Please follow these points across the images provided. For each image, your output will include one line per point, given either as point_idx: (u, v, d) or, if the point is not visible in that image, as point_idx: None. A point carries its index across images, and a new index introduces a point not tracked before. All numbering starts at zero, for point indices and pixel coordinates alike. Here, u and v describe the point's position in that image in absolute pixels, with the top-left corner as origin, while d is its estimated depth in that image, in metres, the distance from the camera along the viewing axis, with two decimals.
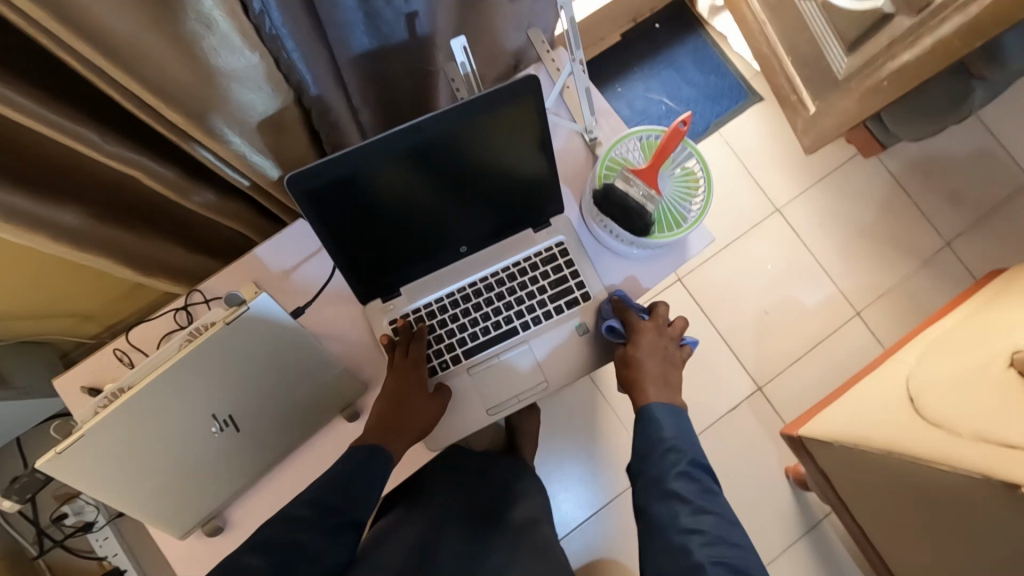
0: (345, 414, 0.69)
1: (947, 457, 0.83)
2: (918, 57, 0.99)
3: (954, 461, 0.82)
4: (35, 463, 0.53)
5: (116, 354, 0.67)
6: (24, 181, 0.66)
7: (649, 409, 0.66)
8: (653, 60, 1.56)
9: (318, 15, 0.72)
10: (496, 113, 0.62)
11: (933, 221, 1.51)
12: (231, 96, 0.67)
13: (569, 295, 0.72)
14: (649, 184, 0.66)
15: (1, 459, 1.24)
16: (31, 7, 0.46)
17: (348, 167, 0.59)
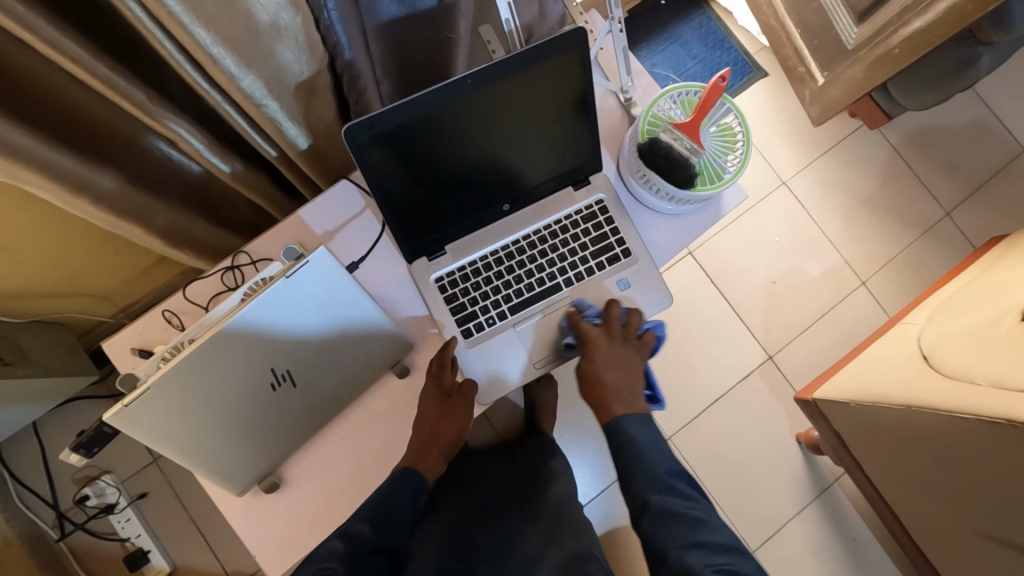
0: (395, 370, 0.71)
1: (968, 405, 0.86)
2: (930, 22, 1.01)
3: (975, 408, 0.85)
4: (103, 416, 0.53)
5: (165, 315, 0.67)
6: (68, 144, 0.65)
7: (617, 423, 0.69)
8: (659, 37, 1.58)
9: None
10: (543, 65, 0.62)
11: (934, 191, 1.55)
12: (272, 57, 0.67)
13: (610, 252, 0.74)
14: (692, 139, 0.68)
15: (19, 444, 1.23)
16: None
17: (410, 112, 0.60)
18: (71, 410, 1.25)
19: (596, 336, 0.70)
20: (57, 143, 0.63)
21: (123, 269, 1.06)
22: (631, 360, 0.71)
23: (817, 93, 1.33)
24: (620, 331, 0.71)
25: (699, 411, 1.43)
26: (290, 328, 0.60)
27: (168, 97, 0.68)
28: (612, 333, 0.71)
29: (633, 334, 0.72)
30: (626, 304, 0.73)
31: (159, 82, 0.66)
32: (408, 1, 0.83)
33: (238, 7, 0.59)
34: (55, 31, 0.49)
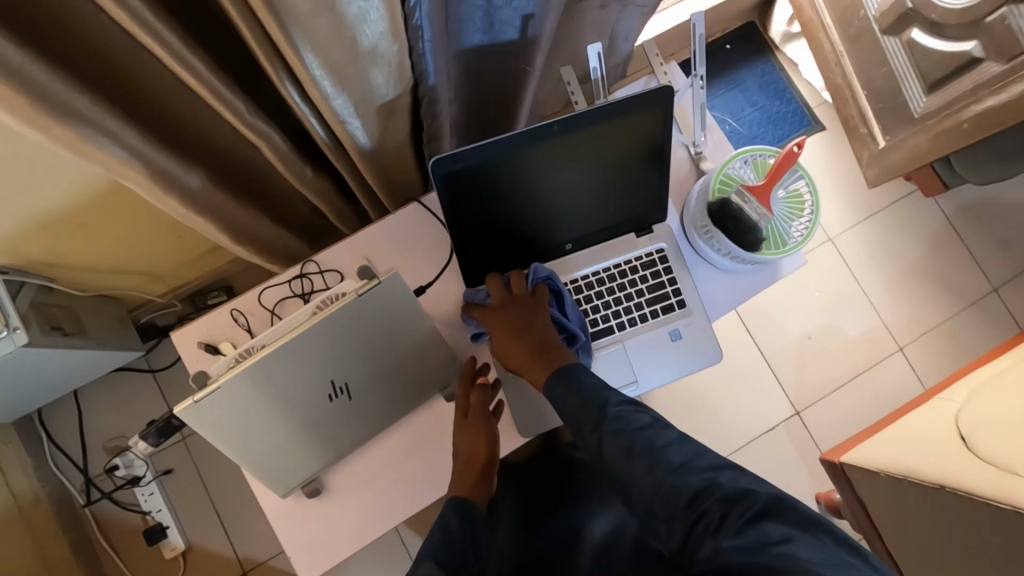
0: (444, 394, 0.72)
1: (1007, 495, 0.84)
2: (1004, 104, 1.01)
3: (1013, 499, 0.83)
4: (174, 409, 0.56)
5: (233, 314, 0.70)
6: (164, 141, 0.68)
7: None
8: (720, 80, 1.59)
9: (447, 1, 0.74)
10: (625, 118, 0.64)
11: (983, 265, 1.52)
12: (364, 79, 0.70)
13: (665, 301, 0.74)
14: (763, 203, 0.68)
15: (59, 406, 1.28)
16: None
17: (487, 154, 0.62)
18: (111, 380, 1.29)
19: (489, 313, 0.69)
20: (155, 140, 0.66)
21: (182, 253, 1.10)
22: (535, 311, 0.69)
23: (877, 156, 1.33)
24: (510, 298, 0.70)
25: (719, 458, 1.42)
26: (354, 341, 0.62)
27: (261, 107, 0.71)
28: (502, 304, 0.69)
29: (522, 294, 0.70)
30: (675, 357, 0.74)
31: (254, 92, 0.69)
32: (493, 33, 0.87)
33: (346, 34, 0.61)
34: (178, 45, 0.52)
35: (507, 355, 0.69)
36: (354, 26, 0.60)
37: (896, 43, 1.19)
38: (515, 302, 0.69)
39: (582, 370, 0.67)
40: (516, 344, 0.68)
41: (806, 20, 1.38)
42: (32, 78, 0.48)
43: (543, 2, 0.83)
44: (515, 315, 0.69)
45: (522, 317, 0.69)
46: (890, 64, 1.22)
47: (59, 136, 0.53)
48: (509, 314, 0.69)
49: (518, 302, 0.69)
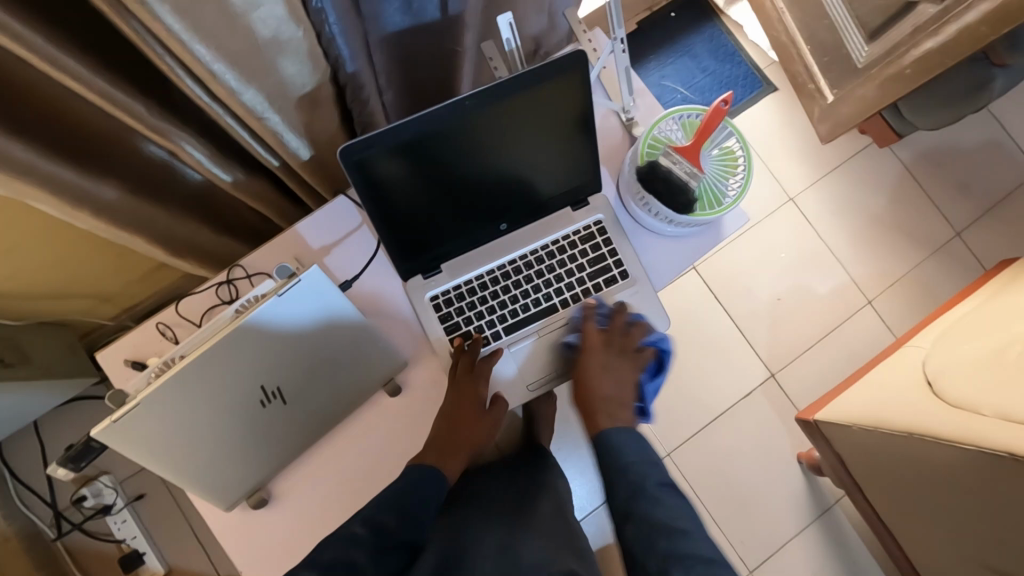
0: (387, 389, 0.70)
1: (972, 437, 0.84)
2: (941, 45, 1.01)
3: (979, 439, 0.83)
4: (91, 431, 0.53)
5: (159, 328, 0.67)
6: (70, 153, 0.66)
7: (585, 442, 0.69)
8: (668, 48, 1.57)
9: None
10: (542, 87, 0.62)
11: (944, 211, 1.52)
12: (274, 71, 0.67)
13: (608, 274, 0.73)
14: (691, 162, 0.67)
15: (20, 441, 1.24)
16: None
17: (393, 141, 0.60)
18: (72, 409, 1.26)
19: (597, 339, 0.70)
20: (59, 154, 0.63)
21: (126, 272, 1.07)
22: (623, 371, 0.72)
23: (826, 110, 1.32)
24: (621, 338, 0.71)
25: (699, 427, 1.42)
26: (282, 345, 0.60)
27: (170, 110, 0.68)
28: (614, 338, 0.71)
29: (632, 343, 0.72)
30: (622, 332, 0.73)
31: (159, 94, 0.66)
32: (413, 13, 0.84)
33: (241, 24, 0.58)
34: (53, 49, 0.49)
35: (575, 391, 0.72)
36: (247, 14, 0.58)
37: None
38: (602, 348, 0.70)
39: (621, 439, 0.68)
40: (587, 392, 0.70)
41: None
42: None
43: None
44: (598, 366, 0.71)
45: (614, 364, 0.71)
46: (829, 15, 1.22)
47: None
48: (607, 354, 0.70)
49: (619, 349, 0.71)
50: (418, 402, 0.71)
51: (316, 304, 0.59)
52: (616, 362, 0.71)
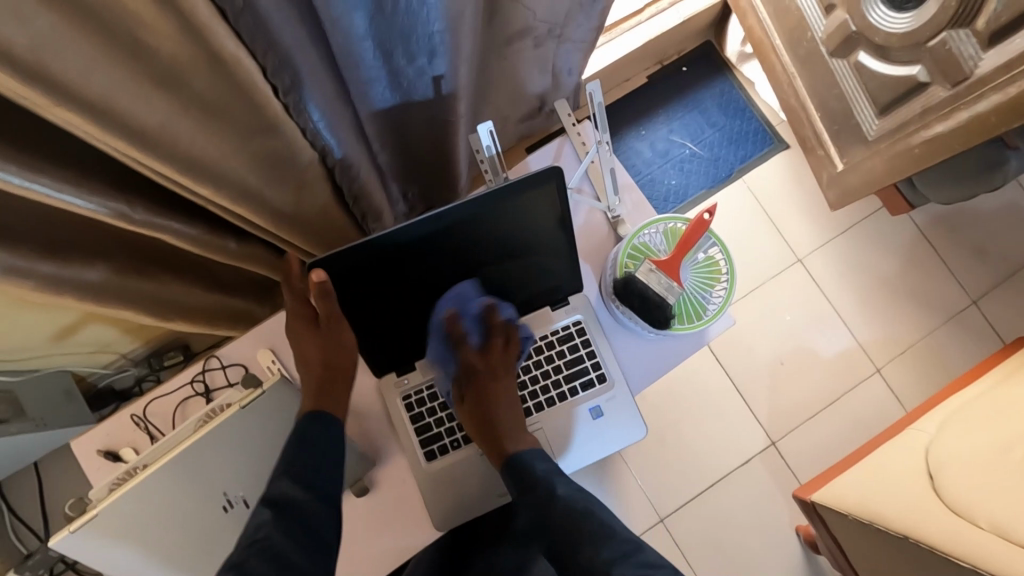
0: (353, 489, 0.70)
1: (966, 552, 0.80)
2: (951, 130, 0.98)
3: (974, 557, 0.79)
4: (47, 542, 0.55)
5: (133, 419, 0.72)
6: (57, 247, 0.67)
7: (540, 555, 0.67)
8: (677, 102, 1.55)
9: (338, 64, 0.72)
10: (525, 199, 0.62)
11: (959, 278, 1.47)
12: (256, 165, 0.68)
13: (585, 377, 0.71)
14: (671, 277, 0.67)
15: (18, 478, 1.27)
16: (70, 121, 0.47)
17: (360, 252, 0.62)
18: (69, 444, 1.29)
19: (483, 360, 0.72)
20: (43, 247, 0.64)
21: (123, 324, 1.09)
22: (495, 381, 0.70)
23: (835, 177, 1.29)
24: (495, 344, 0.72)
25: (694, 492, 1.38)
26: (244, 451, 0.64)
27: (156, 201, 0.69)
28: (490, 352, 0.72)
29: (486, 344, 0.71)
30: (600, 437, 0.71)
31: (146, 188, 0.67)
32: (402, 89, 0.85)
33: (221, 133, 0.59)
34: (27, 173, 0.50)
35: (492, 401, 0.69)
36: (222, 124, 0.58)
37: (844, 65, 1.16)
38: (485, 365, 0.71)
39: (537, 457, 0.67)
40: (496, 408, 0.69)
41: (756, 40, 1.34)
42: None
43: (450, 62, 0.82)
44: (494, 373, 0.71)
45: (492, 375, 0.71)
46: (840, 86, 1.19)
47: None
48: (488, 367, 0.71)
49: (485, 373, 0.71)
50: (381, 505, 0.70)
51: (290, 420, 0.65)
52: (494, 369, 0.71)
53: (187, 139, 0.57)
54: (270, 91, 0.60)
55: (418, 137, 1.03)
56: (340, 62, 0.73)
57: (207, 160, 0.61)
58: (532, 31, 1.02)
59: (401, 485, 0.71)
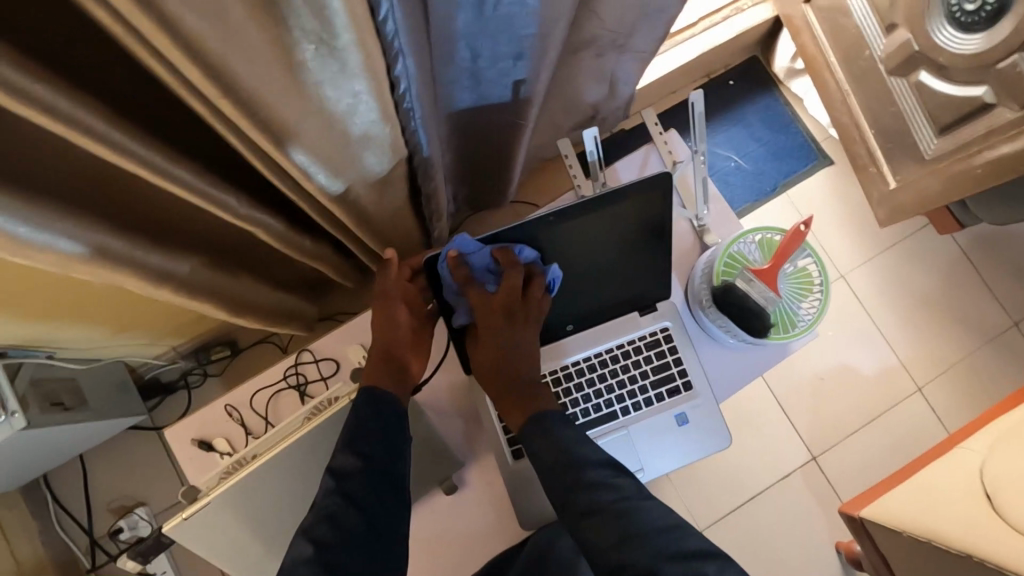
0: (444, 486, 0.75)
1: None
2: (1017, 151, 0.99)
3: None
4: (163, 528, 0.59)
5: (226, 408, 0.77)
6: (159, 237, 0.67)
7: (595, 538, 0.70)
8: (723, 115, 1.57)
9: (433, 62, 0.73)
10: (621, 203, 0.65)
11: (1002, 300, 1.48)
12: (358, 160, 0.68)
13: (671, 383, 0.75)
14: (769, 287, 0.70)
15: (63, 468, 1.27)
16: (217, 118, 0.48)
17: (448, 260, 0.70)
18: (115, 438, 1.29)
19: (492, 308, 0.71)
20: (148, 239, 0.64)
21: (182, 317, 1.10)
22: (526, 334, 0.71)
23: (886, 196, 1.28)
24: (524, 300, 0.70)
25: (733, 506, 1.38)
26: (334, 441, 0.66)
27: (255, 196, 0.70)
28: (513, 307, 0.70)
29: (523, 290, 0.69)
30: (684, 443, 0.73)
31: (247, 182, 0.68)
32: (482, 92, 0.87)
33: (337, 127, 0.59)
34: (170, 165, 0.51)
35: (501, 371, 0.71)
36: (343, 122, 0.59)
37: (904, 84, 1.17)
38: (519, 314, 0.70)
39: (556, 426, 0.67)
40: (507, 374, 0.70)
41: (810, 56, 1.33)
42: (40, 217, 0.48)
43: (533, 66, 0.82)
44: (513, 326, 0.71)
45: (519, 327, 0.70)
46: (898, 105, 1.20)
47: (55, 261, 0.51)
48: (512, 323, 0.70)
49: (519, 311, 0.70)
50: (467, 501, 0.75)
51: (370, 399, 0.66)
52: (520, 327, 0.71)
53: (309, 137, 0.57)
54: (388, 89, 0.60)
55: (485, 140, 1.04)
56: (434, 62, 0.74)
57: (320, 156, 0.61)
58: (599, 39, 1.03)
59: (487, 484, 0.76)
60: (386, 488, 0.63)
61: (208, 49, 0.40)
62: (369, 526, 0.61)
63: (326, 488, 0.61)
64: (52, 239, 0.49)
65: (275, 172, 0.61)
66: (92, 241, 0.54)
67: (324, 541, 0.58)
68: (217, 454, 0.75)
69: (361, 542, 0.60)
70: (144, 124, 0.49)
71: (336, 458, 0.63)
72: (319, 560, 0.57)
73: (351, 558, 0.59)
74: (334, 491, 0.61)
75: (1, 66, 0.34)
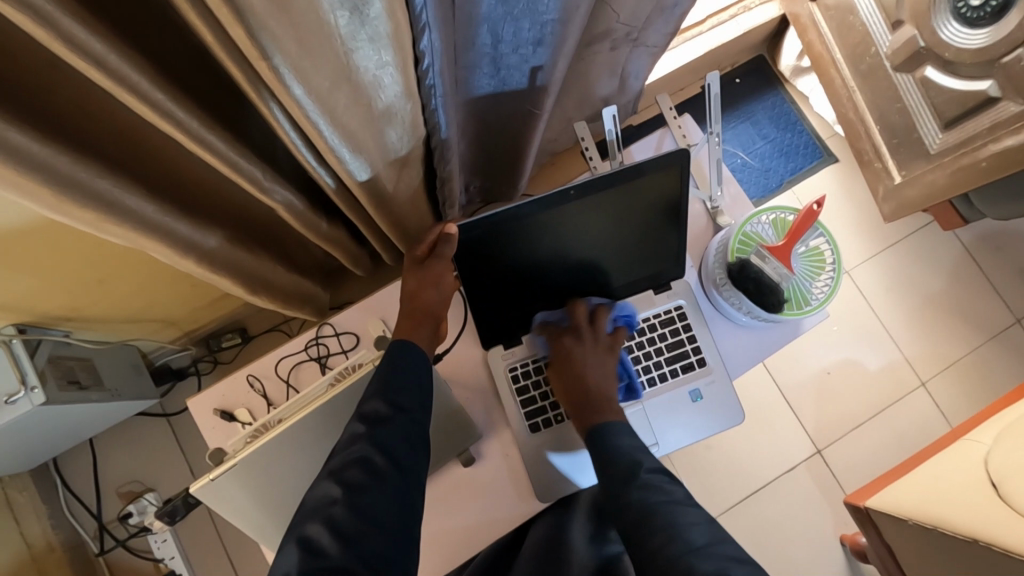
0: (461, 458, 0.76)
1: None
2: (1022, 143, 1.01)
3: None
4: (190, 487, 0.61)
5: (249, 379, 0.80)
6: (185, 207, 0.69)
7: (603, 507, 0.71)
8: (730, 113, 1.59)
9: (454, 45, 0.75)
10: (643, 178, 0.67)
11: (1005, 297, 1.49)
12: (381, 136, 0.70)
13: (685, 359, 0.79)
14: (782, 263, 0.75)
15: (72, 452, 1.28)
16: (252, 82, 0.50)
17: (478, 233, 0.68)
18: (126, 424, 1.30)
19: (568, 338, 0.77)
20: (176, 209, 0.65)
21: (196, 299, 1.11)
22: (603, 360, 0.76)
23: (892, 190, 1.30)
24: (589, 331, 0.78)
25: (738, 499, 1.39)
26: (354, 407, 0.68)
27: (279, 171, 0.72)
28: (581, 333, 0.78)
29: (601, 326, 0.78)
30: (698, 418, 0.78)
31: (272, 155, 0.70)
32: (500, 78, 0.88)
33: (364, 100, 0.61)
34: (204, 130, 0.53)
35: (579, 395, 0.74)
36: (370, 94, 0.61)
37: (909, 79, 1.19)
38: (603, 347, 0.77)
39: (620, 431, 0.70)
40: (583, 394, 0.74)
41: (816, 55, 1.36)
42: (76, 175, 0.49)
43: (552, 53, 0.84)
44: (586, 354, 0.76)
45: (596, 352, 0.77)
46: (903, 100, 1.22)
47: (88, 219, 0.52)
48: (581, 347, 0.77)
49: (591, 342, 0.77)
50: (485, 474, 0.77)
51: (392, 359, 0.67)
52: (592, 354, 0.77)
53: (339, 109, 0.59)
54: (412, 65, 0.62)
55: (499, 129, 1.06)
56: (456, 45, 0.75)
57: (348, 130, 0.63)
58: (614, 32, 1.05)
59: (505, 457, 0.78)
60: (413, 438, 0.64)
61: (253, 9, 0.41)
62: (399, 472, 0.61)
63: (355, 434, 0.61)
64: (90, 198, 0.51)
65: (302, 143, 0.63)
66: (126, 205, 0.55)
67: (354, 484, 0.58)
68: (239, 424, 0.78)
69: (391, 486, 0.60)
70: (183, 89, 0.51)
71: (365, 404, 0.64)
72: (342, 505, 0.57)
73: (382, 500, 0.59)
74: (363, 436, 0.61)
75: (62, 16, 0.35)
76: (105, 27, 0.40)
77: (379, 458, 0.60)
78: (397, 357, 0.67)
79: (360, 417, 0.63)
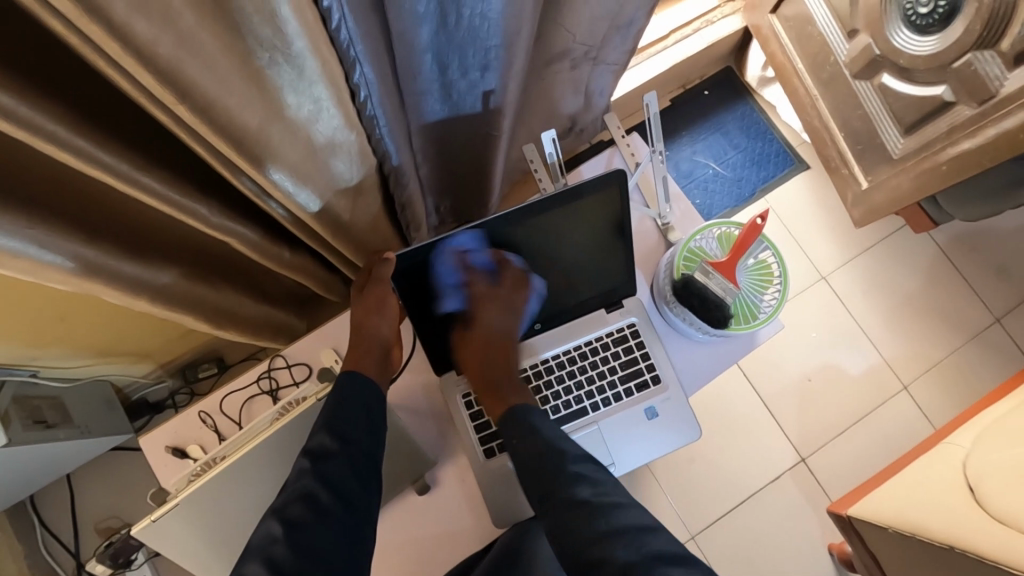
0: (416, 486, 0.78)
1: (995, 554, 0.80)
2: (978, 146, 1.01)
3: (1002, 558, 0.79)
4: (130, 530, 0.61)
5: (201, 415, 0.81)
6: (133, 248, 0.69)
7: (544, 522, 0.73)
8: (700, 124, 1.60)
9: (398, 72, 0.76)
10: (581, 198, 0.69)
11: (983, 297, 1.49)
12: (327, 168, 0.71)
13: (639, 378, 0.81)
14: (727, 278, 0.77)
15: (48, 490, 1.27)
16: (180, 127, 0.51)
17: (424, 259, 0.70)
18: (103, 460, 1.29)
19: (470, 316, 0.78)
20: (121, 250, 0.66)
21: (166, 332, 1.11)
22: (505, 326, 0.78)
23: (860, 196, 1.30)
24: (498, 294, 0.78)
25: (724, 511, 1.37)
26: (300, 440, 0.69)
27: (229, 206, 0.72)
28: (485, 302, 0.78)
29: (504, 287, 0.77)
30: (654, 434, 0.80)
31: (220, 191, 0.70)
32: (453, 104, 0.89)
33: (302, 135, 0.61)
34: (139, 174, 0.54)
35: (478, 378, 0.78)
36: (307, 127, 0.61)
37: (869, 87, 1.20)
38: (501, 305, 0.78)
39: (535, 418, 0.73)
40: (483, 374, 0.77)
41: (779, 65, 1.37)
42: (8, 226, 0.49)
43: (501, 77, 0.85)
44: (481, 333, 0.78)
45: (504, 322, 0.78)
46: (864, 107, 1.23)
47: (25, 267, 0.53)
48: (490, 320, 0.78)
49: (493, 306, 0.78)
50: (442, 499, 0.79)
51: (340, 390, 0.68)
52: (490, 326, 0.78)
53: (277, 146, 0.60)
54: (349, 98, 0.63)
55: (460, 151, 1.07)
56: (400, 73, 0.76)
57: (290, 165, 0.64)
58: (572, 52, 1.06)
59: (461, 481, 0.80)
60: (359, 469, 0.65)
61: (163, 58, 0.42)
62: (342, 505, 0.63)
63: (301, 469, 0.63)
64: (22, 245, 0.51)
65: (244, 179, 0.64)
66: (63, 249, 0.55)
67: (295, 520, 0.60)
68: (191, 459, 0.79)
69: (334, 521, 0.62)
70: (115, 134, 0.52)
71: (313, 438, 0.65)
72: (283, 543, 0.58)
73: (323, 536, 0.61)
74: (308, 471, 0.63)
75: None
76: (17, 80, 0.41)
77: (322, 493, 0.62)
78: (347, 389, 0.68)
79: (306, 451, 0.64)
